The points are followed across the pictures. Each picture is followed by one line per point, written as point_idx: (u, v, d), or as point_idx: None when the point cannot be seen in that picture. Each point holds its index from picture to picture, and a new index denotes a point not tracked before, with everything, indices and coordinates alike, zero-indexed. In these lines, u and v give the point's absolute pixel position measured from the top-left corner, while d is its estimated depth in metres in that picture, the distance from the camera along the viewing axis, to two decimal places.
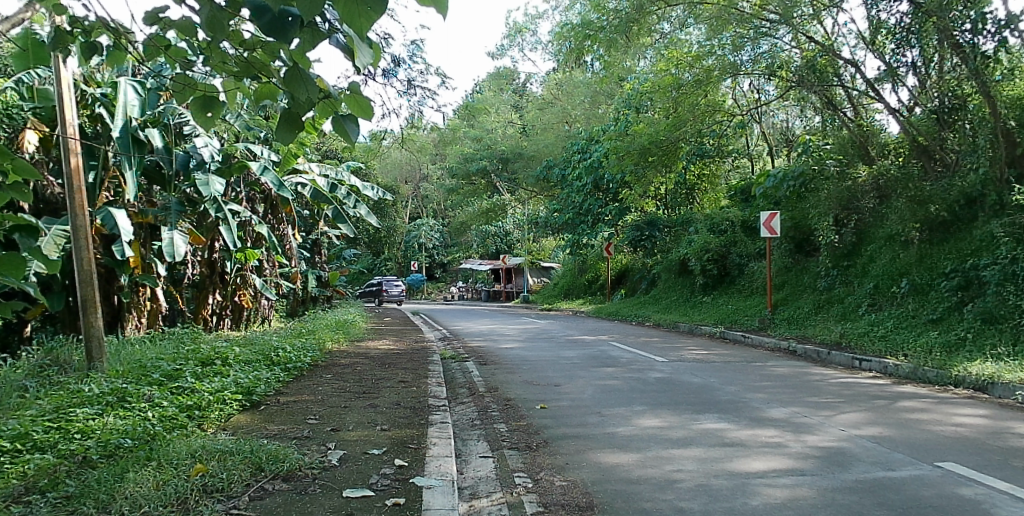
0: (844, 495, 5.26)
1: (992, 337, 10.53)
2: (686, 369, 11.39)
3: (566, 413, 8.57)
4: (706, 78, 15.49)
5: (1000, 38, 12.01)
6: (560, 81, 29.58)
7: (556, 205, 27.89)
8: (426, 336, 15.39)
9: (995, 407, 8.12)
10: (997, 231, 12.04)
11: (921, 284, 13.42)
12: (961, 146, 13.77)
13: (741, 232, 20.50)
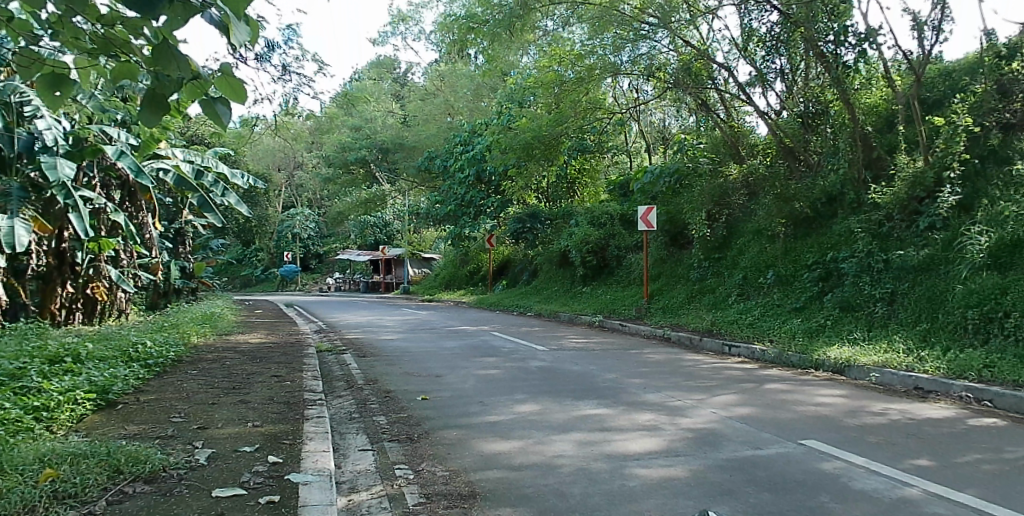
0: (717, 474, 5.18)
1: (849, 324, 11.08)
2: (566, 357, 11.74)
3: (446, 403, 8.50)
4: (588, 76, 15.82)
5: (860, 50, 13.03)
6: (442, 73, 29.65)
7: (438, 197, 27.91)
8: (301, 328, 15.07)
9: (851, 387, 8.36)
10: (855, 226, 12.99)
11: (785, 275, 14.30)
12: (823, 147, 15.05)
13: (619, 224, 21.16)
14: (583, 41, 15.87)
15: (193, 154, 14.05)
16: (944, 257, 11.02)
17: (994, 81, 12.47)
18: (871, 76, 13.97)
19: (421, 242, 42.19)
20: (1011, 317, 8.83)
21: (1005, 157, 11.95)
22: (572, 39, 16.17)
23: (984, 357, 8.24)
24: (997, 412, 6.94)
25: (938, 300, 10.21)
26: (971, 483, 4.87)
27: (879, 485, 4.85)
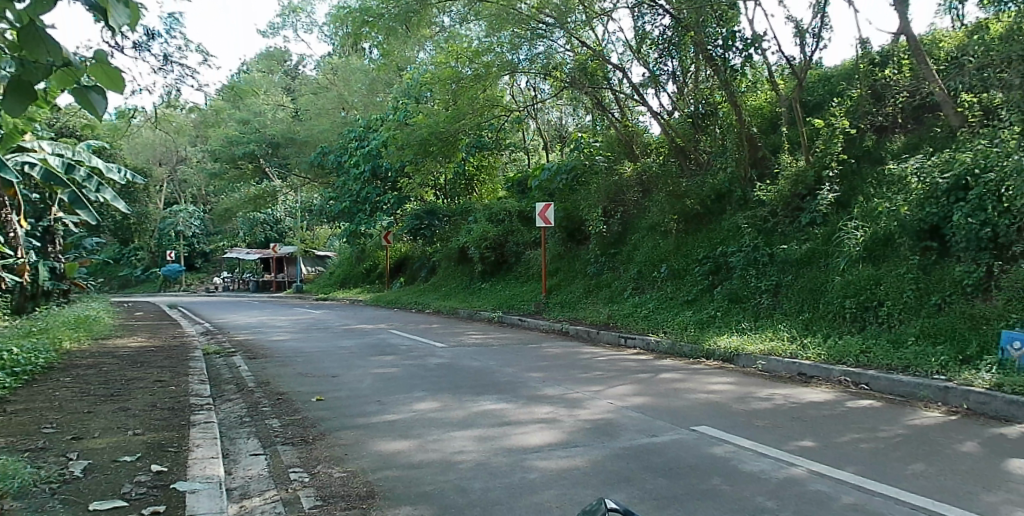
0: (613, 462, 5.15)
1: (737, 314, 11.61)
2: (465, 353, 11.77)
3: (343, 403, 8.26)
4: (485, 73, 15.86)
5: (747, 54, 13.73)
6: (335, 66, 28.98)
7: (332, 193, 27.34)
8: (186, 331, 14.37)
9: (740, 375, 8.64)
10: (741, 222, 13.47)
11: (678, 269, 14.70)
12: (712, 147, 15.83)
13: (518, 221, 21.45)
14: (480, 39, 15.85)
15: (63, 147, 13.14)
16: (823, 250, 11.61)
17: (869, 86, 13.55)
18: (757, 80, 14.96)
19: (315, 240, 41.15)
20: (883, 305, 9.30)
21: (878, 157, 12.80)
22: (468, 36, 16.17)
23: (861, 342, 8.64)
24: (872, 394, 7.17)
25: (819, 291, 10.71)
26: (850, 459, 4.94)
27: (765, 465, 4.86)
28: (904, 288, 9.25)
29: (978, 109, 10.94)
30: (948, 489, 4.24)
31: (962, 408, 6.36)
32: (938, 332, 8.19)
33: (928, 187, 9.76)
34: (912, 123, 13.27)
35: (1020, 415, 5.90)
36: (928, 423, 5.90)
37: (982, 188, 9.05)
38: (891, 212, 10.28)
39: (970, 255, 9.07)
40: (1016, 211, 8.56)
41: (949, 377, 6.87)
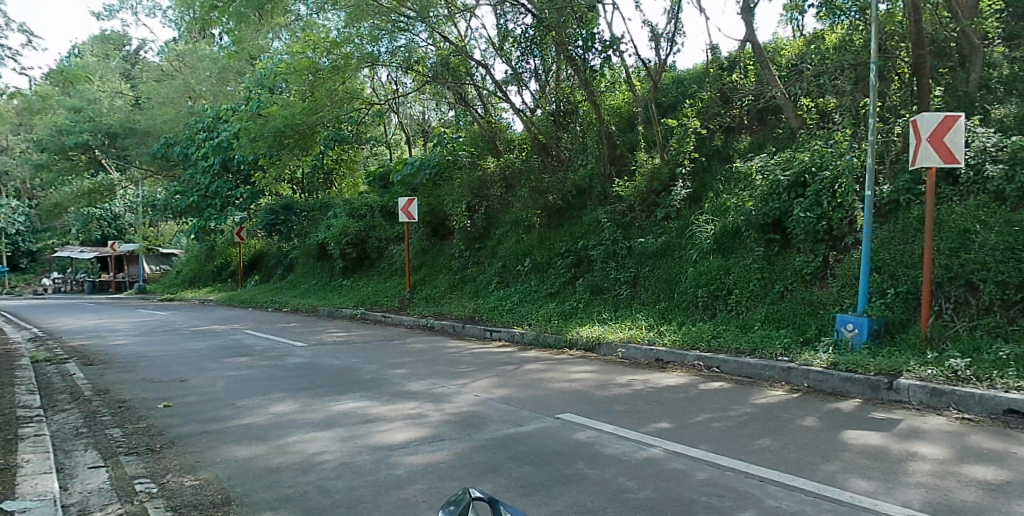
0: (481, 453, 5.13)
1: (598, 305, 12.07)
2: (327, 351, 11.31)
3: (194, 407, 7.66)
4: (344, 65, 15.23)
5: (606, 56, 14.22)
6: (181, 53, 27.08)
7: (178, 187, 25.48)
8: (8, 337, 12.79)
9: (601, 363, 8.97)
10: (603, 217, 14.07)
11: (541, 262, 14.80)
12: (573, 144, 16.08)
13: (380, 216, 21.16)
14: (339, 30, 15.24)
15: None
16: (677, 243, 12.26)
17: (717, 89, 14.52)
18: (615, 81, 15.71)
19: (159, 237, 38.20)
20: (733, 294, 10.02)
21: (727, 155, 13.70)
22: (327, 26, 15.50)
23: (713, 328, 9.27)
24: (724, 376, 7.69)
25: (673, 281, 11.33)
26: (704, 438, 5.24)
27: (626, 448, 5.06)
28: (751, 277, 9.98)
29: (814, 113, 11.90)
30: (792, 461, 4.61)
31: (803, 386, 6.98)
32: (781, 318, 8.96)
33: (770, 183, 10.54)
34: (757, 124, 14.27)
35: (852, 391, 6.56)
36: (772, 401, 6.42)
37: (818, 186, 9.91)
38: (738, 207, 10.89)
39: (808, 247, 9.93)
40: (848, 205, 9.54)
41: (791, 358, 7.52)
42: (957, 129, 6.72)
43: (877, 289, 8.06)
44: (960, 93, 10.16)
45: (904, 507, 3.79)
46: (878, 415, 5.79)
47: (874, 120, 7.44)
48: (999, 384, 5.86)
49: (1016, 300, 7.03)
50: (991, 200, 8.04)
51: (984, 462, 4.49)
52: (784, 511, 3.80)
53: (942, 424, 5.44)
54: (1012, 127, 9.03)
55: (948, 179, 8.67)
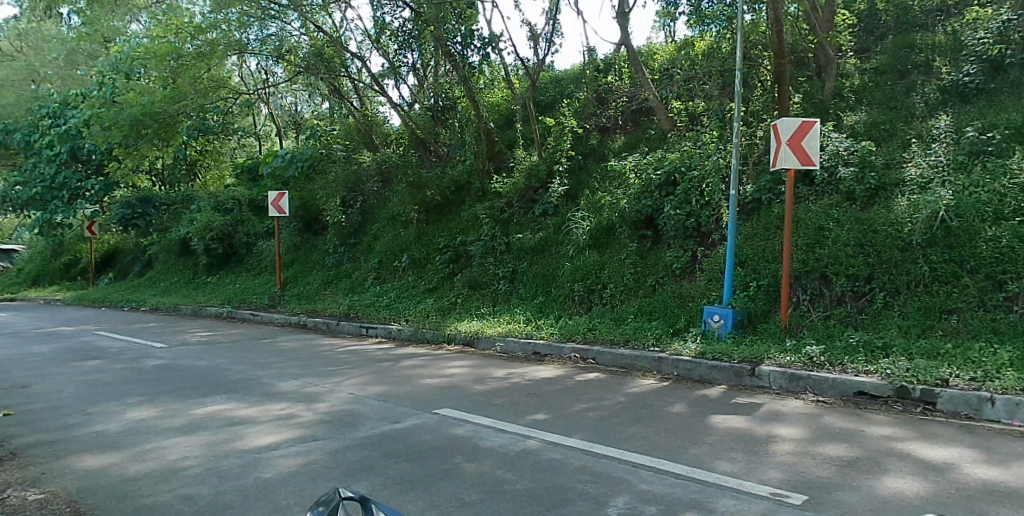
0: (356, 452, 5.02)
1: (477, 300, 12.10)
2: (190, 353, 10.37)
3: (34, 415, 6.95)
4: (210, 52, 14.37)
5: (484, 54, 14.33)
6: (23, 31, 24.71)
7: (17, 177, 22.96)
8: None
9: (478, 357, 9.02)
10: (481, 213, 13.89)
11: (419, 258, 14.43)
12: (451, 140, 15.92)
13: (248, 210, 20.16)
14: (204, 15, 14.45)
15: None
16: (554, 239, 12.39)
17: (594, 91, 14.73)
18: (493, 77, 15.67)
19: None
20: (607, 288, 10.35)
21: (602, 154, 14.00)
22: (191, 11, 14.62)
23: (588, 322, 9.55)
24: (600, 367, 7.94)
25: (550, 277, 11.47)
26: (580, 428, 5.38)
27: (504, 440, 5.13)
28: (624, 272, 10.34)
29: (684, 115, 12.33)
30: (663, 446, 4.84)
31: (673, 375, 7.33)
32: (652, 310, 9.35)
33: (643, 182, 11.02)
34: (631, 126, 14.76)
35: (719, 378, 6.97)
36: (644, 390, 6.69)
37: (688, 184, 10.41)
38: (612, 204, 11.32)
39: (678, 242, 10.39)
40: (714, 204, 10.03)
41: (662, 348, 7.89)
42: (813, 134, 7.28)
43: (741, 282, 8.61)
44: (817, 100, 11.03)
45: (764, 485, 4.08)
46: (741, 400, 6.18)
47: (739, 124, 7.91)
48: (849, 368, 6.41)
49: (865, 291, 7.70)
50: (843, 200, 8.74)
51: (834, 440, 4.90)
52: (656, 495, 3.99)
53: (799, 407, 5.88)
54: (862, 132, 9.85)
55: (805, 180, 9.36)
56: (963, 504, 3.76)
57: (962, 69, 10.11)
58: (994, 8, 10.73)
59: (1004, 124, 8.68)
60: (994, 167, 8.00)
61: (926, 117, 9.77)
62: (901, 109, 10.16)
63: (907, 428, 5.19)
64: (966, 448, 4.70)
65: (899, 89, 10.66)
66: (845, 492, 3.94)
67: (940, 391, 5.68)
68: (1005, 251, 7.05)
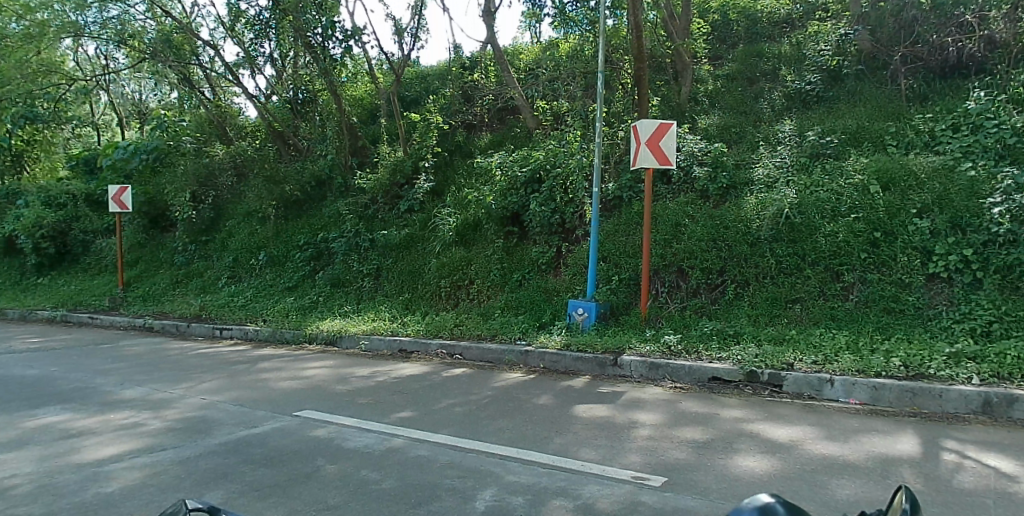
0: (211, 459, 4.78)
1: (339, 298, 11.72)
2: (16, 361, 9.42)
3: None
4: (40, 33, 13.17)
5: (347, 47, 13.39)
6: None
7: None
8: None
9: (341, 356, 8.84)
10: (343, 209, 13.63)
11: (277, 256, 13.78)
12: (312, 134, 15.22)
13: (85, 206, 18.59)
14: None
15: None
16: (420, 235, 12.22)
17: (459, 88, 14.93)
18: (357, 70, 14.84)
19: None
20: (474, 284, 10.42)
21: (467, 151, 14.01)
22: None
23: (455, 317, 9.60)
24: (467, 362, 8.01)
25: (416, 273, 11.37)
26: (447, 423, 5.41)
27: (369, 440, 5.06)
28: (491, 268, 10.42)
29: (550, 115, 12.48)
30: (530, 438, 4.95)
31: (539, 367, 7.52)
32: (518, 305, 9.49)
33: (509, 179, 11.05)
34: (497, 123, 14.79)
35: (583, 369, 7.21)
36: (510, 383, 6.81)
37: (552, 182, 10.58)
38: (478, 201, 11.27)
39: (544, 238, 10.54)
40: (578, 201, 10.30)
41: (529, 341, 8.09)
42: (669, 135, 7.69)
43: (604, 276, 8.94)
44: (674, 104, 11.63)
45: (626, 469, 4.27)
46: (605, 389, 6.42)
47: (601, 124, 8.19)
48: (704, 356, 6.82)
49: (718, 283, 8.23)
50: (698, 198, 9.27)
51: (689, 424, 5.21)
52: (522, 485, 4.08)
53: (658, 394, 6.20)
54: (715, 135, 10.48)
55: (663, 179, 9.83)
56: (805, 477, 4.12)
57: (805, 78, 10.97)
58: (832, 23, 11.84)
59: (841, 129, 9.48)
60: (831, 168, 8.71)
61: (773, 121, 10.52)
62: (751, 113, 10.91)
63: (754, 409, 5.60)
64: (808, 425, 5.14)
65: (748, 96, 11.41)
66: (700, 472, 4.20)
67: (786, 374, 6.16)
68: (841, 245, 7.67)
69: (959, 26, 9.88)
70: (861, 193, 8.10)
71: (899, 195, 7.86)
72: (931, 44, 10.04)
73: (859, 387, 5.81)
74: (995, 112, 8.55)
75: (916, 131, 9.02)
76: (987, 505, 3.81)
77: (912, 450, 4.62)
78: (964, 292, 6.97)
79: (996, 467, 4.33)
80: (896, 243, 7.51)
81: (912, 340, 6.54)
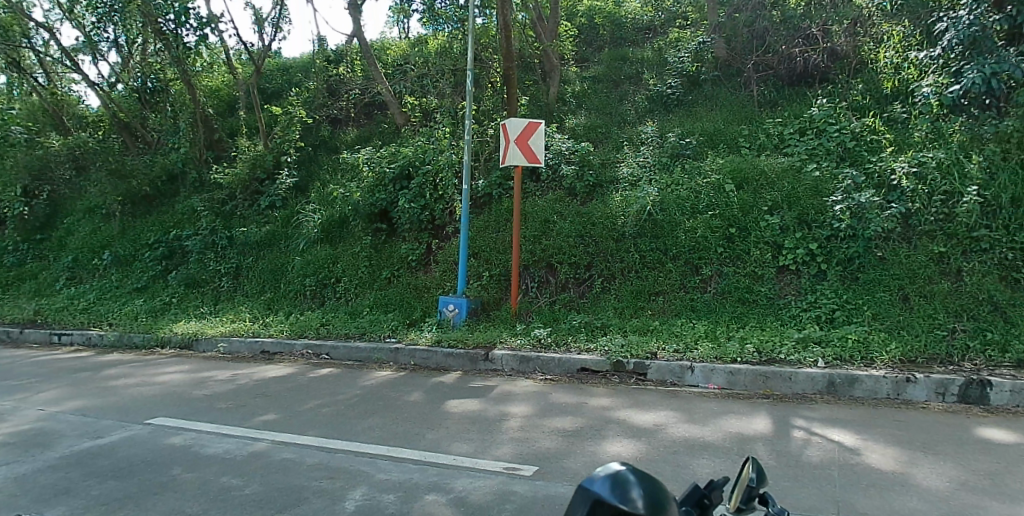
0: (51, 475, 4.40)
1: (195, 299, 11.12)
2: None
3: None
4: None
5: (201, 35, 12.64)
6: None
7: None
8: None
9: (198, 360, 8.38)
10: (198, 205, 12.88)
11: (124, 255, 12.82)
12: (162, 126, 14.35)
13: None
14: None
15: None
16: (283, 232, 11.79)
17: (324, 81, 14.56)
18: (212, 60, 14.05)
19: None
20: (341, 282, 10.19)
21: (333, 147, 13.70)
22: None
23: (321, 316, 9.35)
24: (334, 362, 7.86)
25: (280, 271, 10.96)
26: (314, 425, 5.27)
27: (230, 445, 4.84)
28: (358, 265, 10.24)
29: (418, 112, 12.54)
30: (402, 435, 4.93)
31: (410, 364, 7.49)
32: (387, 303, 9.38)
33: (377, 175, 10.84)
34: (363, 118, 14.59)
35: (455, 365, 7.26)
36: (379, 381, 6.74)
37: (422, 178, 10.48)
38: (344, 198, 10.96)
39: (413, 235, 10.42)
40: (448, 198, 10.29)
41: (399, 339, 8.04)
42: (538, 134, 7.87)
43: (475, 272, 9.05)
44: (542, 103, 11.94)
45: (498, 461, 4.35)
46: (476, 384, 6.50)
47: (471, 122, 8.26)
48: (573, 348, 7.07)
49: (585, 278, 8.56)
50: (565, 195, 9.55)
51: (559, 414, 5.38)
52: (394, 483, 4.05)
53: (528, 386, 6.34)
54: (582, 134, 10.86)
55: (532, 177, 10.05)
56: (669, 458, 4.35)
57: (667, 82, 11.63)
58: (691, 31, 12.64)
59: (698, 131, 10.09)
60: (690, 168, 9.26)
61: (635, 123, 11.03)
62: (616, 115, 11.41)
63: (620, 397, 5.86)
64: (670, 410, 5.44)
65: (612, 98, 11.93)
66: (569, 459, 4.35)
67: (650, 363, 6.49)
68: (699, 240, 8.18)
69: (806, 38, 10.71)
70: (717, 192, 8.65)
71: (750, 193, 8.48)
72: (781, 54, 10.80)
73: (717, 372, 6.22)
74: (836, 118, 9.36)
75: (767, 135, 9.74)
76: (830, 476, 4.18)
77: (765, 429, 5.00)
78: (810, 283, 7.62)
79: (838, 441, 4.77)
80: (749, 238, 8.09)
81: (764, 327, 7.08)
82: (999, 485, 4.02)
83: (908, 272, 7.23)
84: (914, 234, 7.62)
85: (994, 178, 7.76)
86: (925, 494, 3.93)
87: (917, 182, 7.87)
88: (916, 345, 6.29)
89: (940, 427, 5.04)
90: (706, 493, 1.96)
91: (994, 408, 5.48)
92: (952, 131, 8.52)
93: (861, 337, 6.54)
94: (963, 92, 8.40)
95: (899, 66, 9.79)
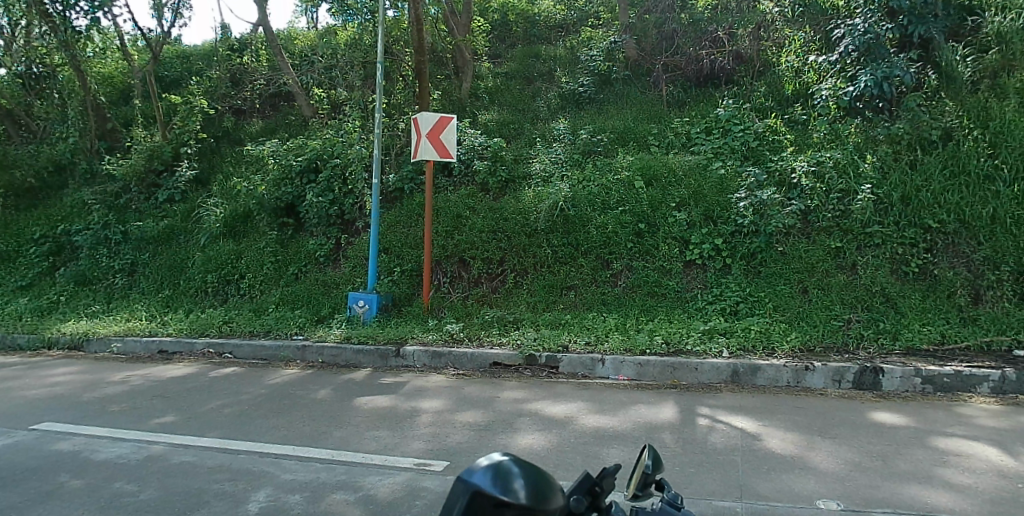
0: None
1: (86, 297, 10.46)
2: None
3: None
4: None
5: (93, 18, 11.89)
6: None
7: None
8: None
9: (89, 361, 7.92)
10: (88, 198, 12.14)
11: (4, 251, 11.92)
12: (48, 114, 13.44)
13: None
14: None
15: None
16: (182, 227, 11.28)
17: (226, 70, 13.94)
18: (105, 45, 13.27)
19: None
20: (245, 279, 9.84)
21: (237, 138, 13.21)
22: None
23: (223, 314, 8.99)
24: (236, 361, 7.59)
25: (179, 268, 10.46)
26: (215, 426, 5.08)
27: (123, 450, 4.60)
28: (263, 261, 9.90)
29: (327, 103, 12.28)
30: (309, 434, 4.82)
31: (318, 362, 7.34)
32: (294, 299, 9.13)
33: (283, 168, 10.58)
34: (269, 109, 14.12)
35: (365, 362, 7.17)
36: (286, 380, 6.57)
37: (330, 172, 10.32)
38: (248, 191, 10.60)
39: (321, 230, 10.18)
40: (358, 192, 10.09)
41: (306, 337, 7.87)
42: (450, 129, 7.85)
43: (386, 267, 8.95)
44: (456, 98, 11.91)
45: (409, 457, 4.33)
46: (386, 380, 6.44)
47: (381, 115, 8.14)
48: (485, 342, 7.11)
49: (498, 273, 8.61)
50: (478, 190, 9.58)
51: (469, 408, 5.40)
52: (300, 483, 3.97)
53: (439, 381, 6.34)
54: (495, 130, 10.91)
55: (444, 171, 10.02)
56: (579, 449, 4.45)
57: (578, 80, 11.87)
58: (602, 30, 12.91)
59: (609, 129, 10.34)
60: (602, 164, 9.48)
61: (548, 119, 11.19)
62: (529, 111, 11.52)
63: (530, 390, 5.95)
64: (580, 402, 5.56)
65: (525, 95, 12.04)
66: (480, 453, 4.39)
67: (562, 356, 6.61)
68: (610, 235, 8.40)
69: (713, 41, 11.10)
70: (628, 188, 8.89)
71: (659, 191, 8.76)
72: (689, 56, 11.17)
73: (626, 364, 6.41)
74: (739, 119, 9.80)
75: (675, 133, 10.07)
76: (734, 461, 4.40)
77: (671, 417, 5.20)
78: (716, 276, 7.95)
79: (740, 428, 5.01)
80: (658, 234, 8.38)
81: (672, 320, 7.35)
82: (887, 464, 4.35)
83: (807, 266, 7.65)
84: (812, 229, 8.08)
85: (886, 177, 8.29)
86: (820, 475, 4.20)
87: (816, 181, 8.35)
88: (814, 336, 6.70)
89: (835, 412, 5.37)
90: (598, 480, 1.98)
91: (886, 392, 5.90)
92: (847, 132, 9.00)
93: (763, 328, 6.90)
94: (857, 94, 9.02)
95: (800, 70, 10.27)
